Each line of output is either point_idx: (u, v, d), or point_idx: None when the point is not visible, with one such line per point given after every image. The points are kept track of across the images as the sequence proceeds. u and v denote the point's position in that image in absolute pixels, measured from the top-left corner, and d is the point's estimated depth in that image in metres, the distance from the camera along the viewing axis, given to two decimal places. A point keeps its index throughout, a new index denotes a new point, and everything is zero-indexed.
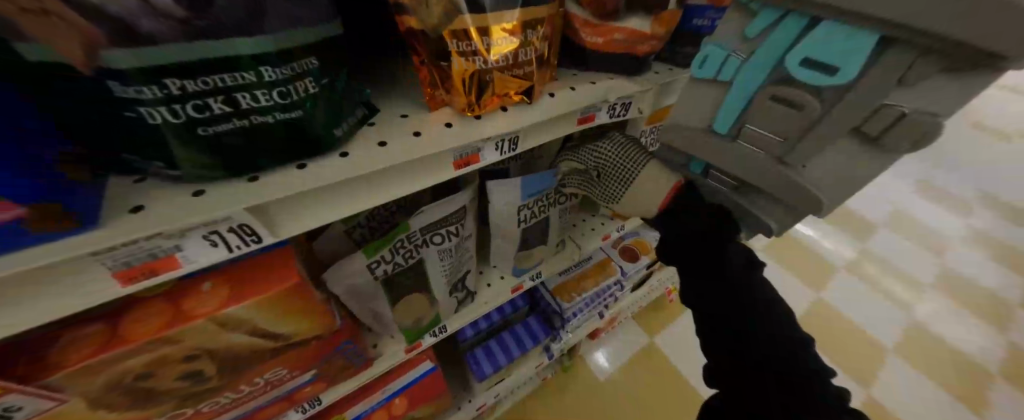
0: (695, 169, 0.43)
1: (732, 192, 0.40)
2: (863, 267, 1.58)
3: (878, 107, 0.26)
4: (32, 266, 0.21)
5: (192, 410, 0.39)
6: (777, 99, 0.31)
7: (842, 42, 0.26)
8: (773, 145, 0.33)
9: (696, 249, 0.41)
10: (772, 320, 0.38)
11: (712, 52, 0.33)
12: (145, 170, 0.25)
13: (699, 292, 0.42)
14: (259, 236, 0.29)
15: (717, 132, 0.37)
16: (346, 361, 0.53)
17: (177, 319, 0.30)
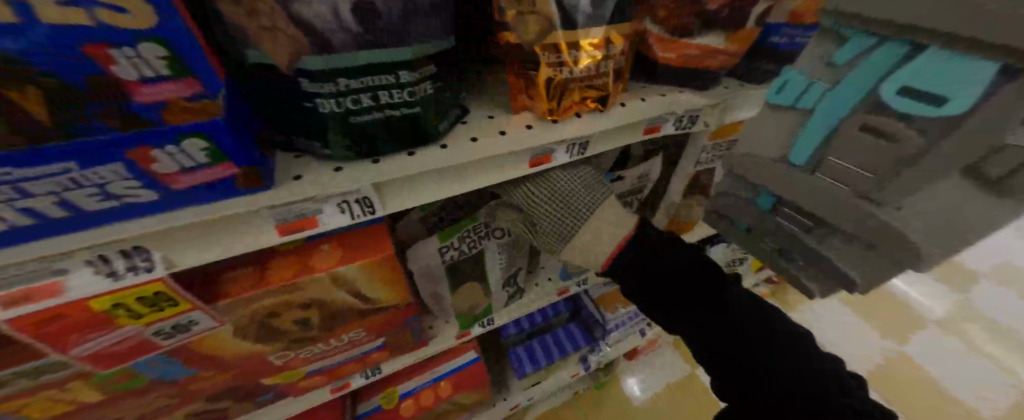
0: (765, 205, 0.43)
1: (806, 235, 0.40)
2: (958, 322, 1.38)
3: (1002, 146, 0.24)
4: (229, 211, 0.28)
5: (293, 353, 0.46)
6: (865, 129, 0.31)
7: (947, 72, 0.25)
8: (862, 180, 0.32)
9: (692, 276, 0.41)
10: (796, 353, 0.35)
11: (793, 78, 0.35)
12: (303, 149, 0.32)
13: (696, 328, 0.39)
14: (374, 208, 0.35)
15: (793, 162, 0.37)
16: (410, 336, 0.59)
17: (304, 269, 0.37)
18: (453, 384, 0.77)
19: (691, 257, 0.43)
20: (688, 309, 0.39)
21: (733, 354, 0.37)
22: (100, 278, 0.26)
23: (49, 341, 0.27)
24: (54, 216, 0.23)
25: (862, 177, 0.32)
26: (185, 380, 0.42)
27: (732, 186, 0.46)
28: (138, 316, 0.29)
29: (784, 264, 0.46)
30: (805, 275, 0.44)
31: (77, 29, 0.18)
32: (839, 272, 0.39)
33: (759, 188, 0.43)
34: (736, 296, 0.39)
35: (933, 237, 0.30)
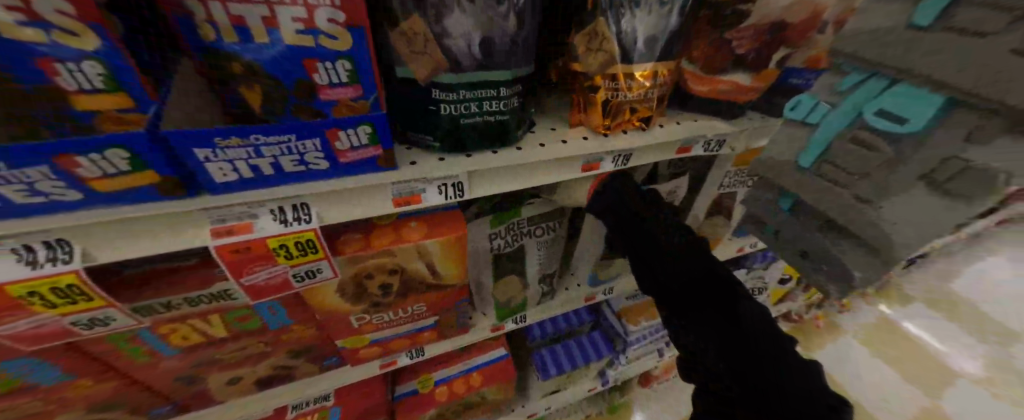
0: (784, 209, 0.50)
1: (818, 236, 0.47)
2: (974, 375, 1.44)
3: (946, 158, 0.33)
4: (376, 182, 0.38)
5: (368, 318, 0.55)
6: (855, 141, 0.39)
7: (911, 98, 0.34)
8: (853, 181, 0.40)
9: (706, 285, 0.48)
10: (800, 374, 0.41)
11: (803, 100, 0.45)
12: (415, 142, 0.42)
13: (711, 332, 0.46)
14: (461, 193, 0.44)
15: (800, 165, 0.46)
16: (457, 319, 0.66)
17: (399, 239, 0.46)
18: (484, 375, 0.82)
19: (706, 265, 0.50)
20: (701, 311, 0.47)
21: (744, 367, 0.42)
22: (275, 224, 0.36)
23: (234, 269, 0.36)
24: (265, 174, 0.33)
25: (847, 174, 0.41)
26: (283, 329, 0.51)
27: (756, 192, 0.54)
28: (290, 257, 0.39)
29: (798, 265, 0.52)
30: (816, 280, 0.50)
31: (306, 49, 0.28)
32: (847, 276, 0.46)
33: (779, 190, 0.50)
34: (749, 309, 0.45)
35: (913, 244, 0.38)
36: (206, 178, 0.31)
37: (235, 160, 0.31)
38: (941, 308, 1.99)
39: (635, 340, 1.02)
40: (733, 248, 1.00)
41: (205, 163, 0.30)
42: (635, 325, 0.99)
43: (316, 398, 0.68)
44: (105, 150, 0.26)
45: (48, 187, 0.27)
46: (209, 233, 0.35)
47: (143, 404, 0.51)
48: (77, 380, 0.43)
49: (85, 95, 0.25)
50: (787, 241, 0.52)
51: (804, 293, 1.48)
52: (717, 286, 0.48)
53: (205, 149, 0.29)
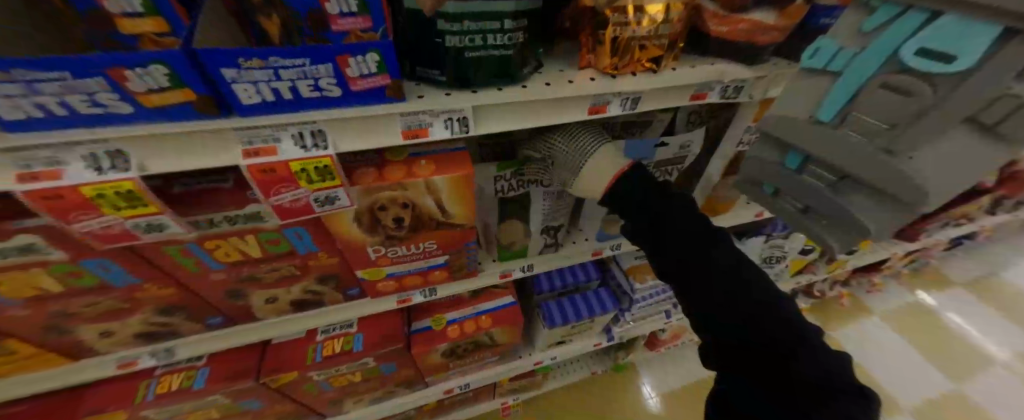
0: (791, 165, 0.46)
1: (826, 188, 0.44)
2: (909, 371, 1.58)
3: (999, 96, 0.29)
4: (388, 111, 0.41)
5: (383, 250, 0.60)
6: (888, 87, 0.34)
7: (958, 30, 0.29)
8: (879, 133, 0.36)
9: (721, 262, 0.47)
10: (814, 355, 0.41)
11: (824, 45, 0.39)
12: (424, 78, 0.44)
13: (723, 315, 0.45)
14: (466, 128, 0.46)
15: (820, 120, 0.40)
16: (464, 262, 0.71)
17: (409, 174, 0.49)
18: (493, 319, 0.87)
19: (719, 243, 0.49)
20: (712, 284, 0.47)
21: (756, 347, 0.43)
22: (296, 148, 0.40)
23: (263, 188, 0.41)
24: (285, 98, 0.36)
25: (875, 125, 0.36)
26: (310, 255, 0.57)
27: (760, 151, 0.49)
28: (310, 181, 0.43)
29: (803, 221, 0.50)
30: (817, 227, 0.49)
31: None
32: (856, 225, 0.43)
33: (788, 148, 0.46)
34: (763, 292, 0.45)
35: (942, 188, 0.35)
36: (234, 99, 0.34)
37: (257, 82, 0.34)
38: (984, 293, 1.88)
39: (642, 298, 1.05)
40: (750, 211, 0.99)
41: (231, 83, 0.33)
42: (641, 282, 1.00)
43: (341, 325, 0.77)
44: (147, 65, 0.29)
45: (105, 99, 0.31)
46: (241, 153, 0.39)
47: (198, 312, 0.60)
48: (143, 284, 0.51)
49: (127, 18, 0.28)
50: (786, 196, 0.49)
51: (827, 266, 1.44)
52: (731, 264, 0.47)
53: (230, 68, 0.32)
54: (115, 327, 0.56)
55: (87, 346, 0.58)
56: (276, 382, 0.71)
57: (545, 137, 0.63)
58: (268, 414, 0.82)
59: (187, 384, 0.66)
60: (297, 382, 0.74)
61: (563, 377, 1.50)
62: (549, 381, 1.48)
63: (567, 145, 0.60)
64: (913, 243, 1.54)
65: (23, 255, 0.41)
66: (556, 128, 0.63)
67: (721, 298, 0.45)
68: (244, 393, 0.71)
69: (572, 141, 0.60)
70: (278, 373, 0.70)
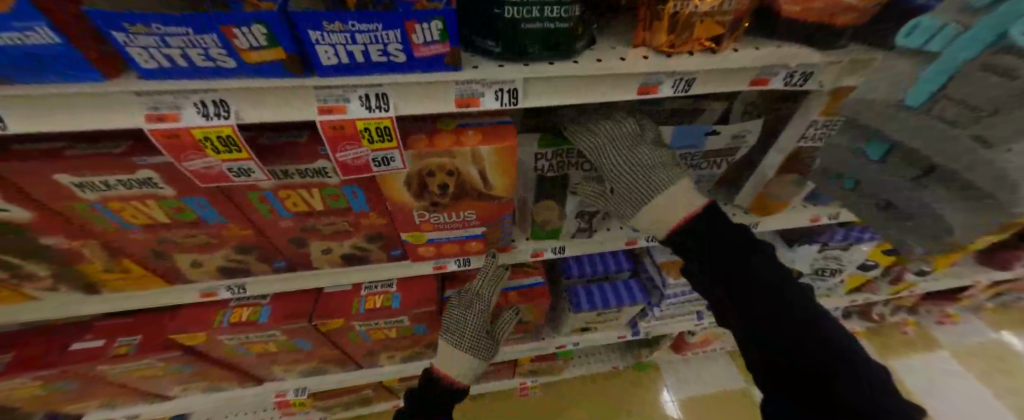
0: (874, 156, 0.48)
1: (909, 181, 0.45)
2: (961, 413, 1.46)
3: None
4: (445, 79, 0.44)
5: (428, 216, 0.64)
6: (990, 70, 0.33)
7: None
8: (973, 120, 0.36)
9: (769, 281, 0.51)
10: (859, 377, 0.42)
11: (925, 23, 0.38)
12: (480, 49, 0.46)
13: (767, 330, 0.48)
14: (515, 100, 0.48)
15: (908, 105, 0.41)
16: (500, 235, 0.75)
17: (457, 143, 0.52)
18: (521, 296, 0.91)
19: (768, 264, 0.53)
20: (758, 301, 0.50)
21: (799, 364, 0.45)
22: (362, 109, 0.44)
23: (331, 143, 0.46)
24: (359, 61, 0.40)
25: (970, 111, 0.36)
26: (363, 214, 0.62)
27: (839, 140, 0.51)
28: (371, 141, 0.47)
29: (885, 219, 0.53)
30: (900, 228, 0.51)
31: None
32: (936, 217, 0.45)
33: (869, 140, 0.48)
34: (807, 314, 0.48)
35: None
36: (316, 60, 0.39)
37: (336, 45, 0.38)
38: None
39: (673, 294, 1.03)
40: (805, 216, 0.92)
41: (316, 45, 0.37)
42: (675, 278, 0.98)
43: (383, 284, 0.84)
44: (251, 24, 0.34)
45: (216, 54, 0.36)
46: (316, 110, 0.43)
47: (267, 254, 0.68)
48: (228, 223, 0.59)
49: None
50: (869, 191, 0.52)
51: (890, 287, 1.31)
52: (778, 283, 0.51)
53: (316, 31, 0.36)
54: (203, 259, 0.65)
55: (181, 274, 0.69)
56: (324, 326, 0.80)
57: (620, 153, 0.59)
58: (316, 354, 0.92)
59: (253, 317, 0.76)
60: (343, 329, 0.82)
61: (583, 365, 1.51)
62: (570, 369, 1.50)
63: (639, 175, 0.58)
64: (1004, 272, 1.36)
65: (142, 188, 0.49)
66: (635, 148, 0.59)
67: (767, 315, 0.48)
68: (297, 332, 0.80)
69: (645, 173, 0.57)
70: (327, 319, 0.78)
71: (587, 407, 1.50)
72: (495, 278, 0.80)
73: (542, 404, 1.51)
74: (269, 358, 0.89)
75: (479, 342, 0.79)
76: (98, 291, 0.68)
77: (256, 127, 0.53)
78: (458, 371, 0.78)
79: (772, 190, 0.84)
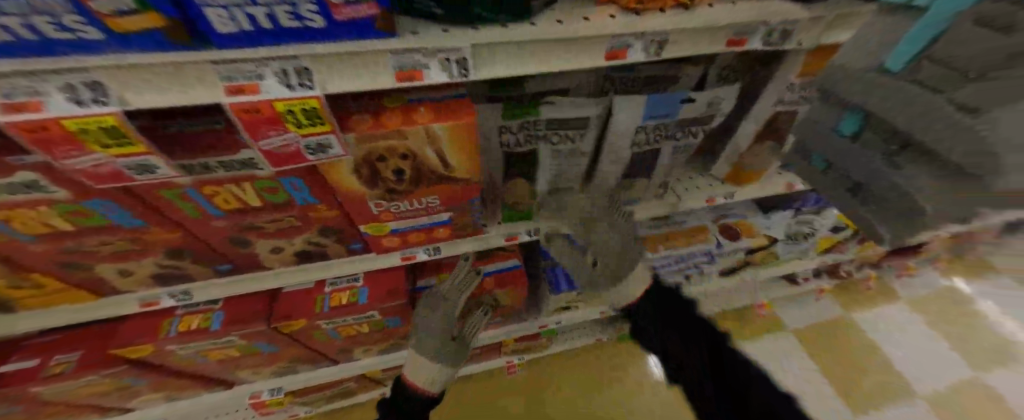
0: (846, 132, 0.43)
1: (882, 158, 0.40)
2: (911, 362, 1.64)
3: None
4: (373, 48, 0.37)
5: (386, 205, 0.58)
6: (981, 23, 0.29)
7: None
8: (953, 79, 0.31)
9: (700, 328, 0.65)
10: (759, 378, 0.57)
11: None
12: (420, 11, 0.38)
13: (701, 364, 0.61)
14: (468, 72, 0.43)
15: (890, 69, 0.37)
16: (469, 219, 0.70)
17: (408, 121, 0.46)
18: (497, 280, 0.88)
19: (700, 318, 0.67)
20: (696, 342, 0.63)
21: (727, 391, 0.57)
22: (282, 87, 0.37)
23: (249, 129, 0.39)
24: (264, 27, 0.32)
25: (954, 72, 0.31)
26: (309, 208, 0.56)
27: (817, 113, 0.47)
28: (299, 126, 0.40)
29: (857, 206, 0.47)
30: (871, 213, 0.46)
31: None
32: (908, 203, 0.39)
33: (846, 111, 0.42)
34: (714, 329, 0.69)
35: None
36: (207, 25, 0.31)
37: (231, 6, 0.29)
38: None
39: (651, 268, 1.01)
40: (780, 183, 0.91)
41: (204, 7, 0.29)
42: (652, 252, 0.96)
43: (348, 279, 0.79)
44: None
45: (72, 22, 0.27)
46: (224, 90, 0.36)
47: (207, 257, 0.61)
48: (150, 227, 0.52)
49: None
50: (841, 171, 0.47)
51: (858, 247, 1.35)
52: (709, 330, 0.65)
53: None
54: (132, 267, 0.58)
55: (110, 285, 0.61)
56: (285, 328, 0.74)
57: None
58: (283, 355, 0.87)
59: (204, 324, 0.70)
60: (307, 329, 0.77)
61: (566, 341, 1.53)
62: (555, 345, 1.52)
63: None
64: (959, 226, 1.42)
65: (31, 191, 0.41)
66: None
67: (702, 355, 0.62)
68: (257, 336, 0.75)
69: None
70: (288, 319, 0.73)
71: (571, 381, 1.53)
72: (464, 283, 0.81)
73: (527, 381, 1.53)
74: (230, 363, 0.83)
75: (448, 344, 0.77)
76: (13, 309, 0.60)
77: (168, 112, 0.44)
78: (425, 376, 0.74)
79: (747, 160, 0.82)
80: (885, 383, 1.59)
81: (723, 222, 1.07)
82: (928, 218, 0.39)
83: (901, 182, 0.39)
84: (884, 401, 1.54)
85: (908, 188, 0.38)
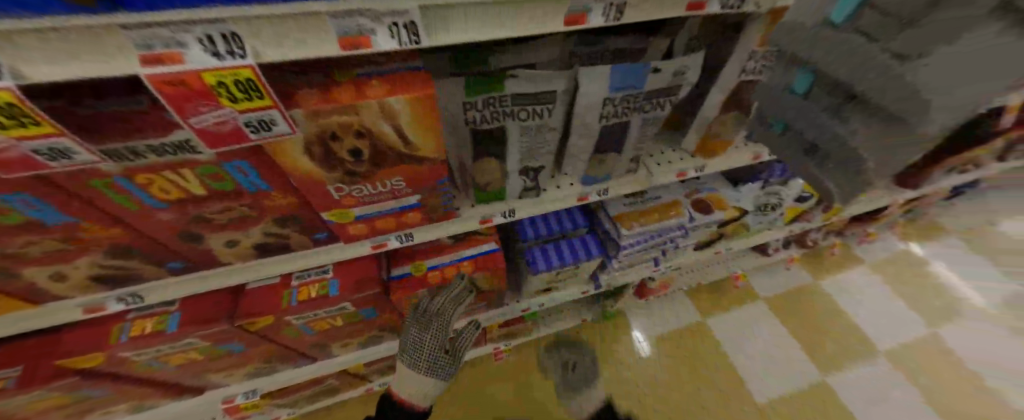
0: (797, 91, 0.44)
1: (826, 113, 0.42)
2: (874, 324, 1.74)
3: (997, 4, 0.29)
4: (308, 9, 0.33)
5: (347, 190, 0.55)
6: None
7: None
8: (891, 28, 0.33)
9: None
10: None
11: None
12: None
13: None
14: (418, 39, 0.41)
15: (831, 22, 0.37)
16: (439, 201, 0.68)
17: (360, 95, 0.43)
18: (474, 264, 0.86)
19: None
20: None
21: None
22: (207, 55, 0.33)
23: (175, 105, 0.35)
24: None
25: (891, 20, 0.33)
26: (262, 195, 0.52)
27: (771, 78, 0.47)
28: (234, 101, 0.37)
29: (806, 162, 0.48)
30: (819, 170, 0.47)
31: None
32: (856, 156, 0.41)
33: (795, 70, 0.43)
34: None
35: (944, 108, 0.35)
36: None
37: None
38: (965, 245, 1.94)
39: (629, 244, 1.00)
40: (748, 154, 0.93)
41: None
42: (628, 229, 0.97)
43: (317, 271, 0.75)
44: None
45: None
46: (139, 60, 0.32)
47: (153, 256, 0.57)
48: (82, 223, 0.47)
49: None
50: (793, 133, 0.48)
51: (823, 215, 1.40)
52: None
53: None
54: (66, 271, 0.53)
55: (44, 291, 0.56)
56: (250, 326, 0.71)
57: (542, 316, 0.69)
58: (253, 355, 0.84)
59: (158, 327, 0.65)
60: (275, 326, 0.74)
61: (552, 326, 1.54)
62: (541, 328, 1.53)
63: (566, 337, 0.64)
64: (913, 191, 1.50)
65: None
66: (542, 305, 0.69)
67: None
68: (220, 337, 0.71)
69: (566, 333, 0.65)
70: (253, 316, 0.69)
71: (558, 362, 1.58)
72: (459, 297, 0.85)
73: (514, 367, 1.56)
74: (195, 368, 0.80)
75: (440, 361, 0.80)
76: None
77: (75, 87, 0.39)
78: (413, 389, 0.78)
79: (714, 131, 0.82)
80: (849, 345, 1.68)
81: (695, 197, 1.08)
82: (868, 168, 0.42)
83: (844, 133, 0.41)
84: (848, 362, 1.64)
85: (850, 137, 0.41)
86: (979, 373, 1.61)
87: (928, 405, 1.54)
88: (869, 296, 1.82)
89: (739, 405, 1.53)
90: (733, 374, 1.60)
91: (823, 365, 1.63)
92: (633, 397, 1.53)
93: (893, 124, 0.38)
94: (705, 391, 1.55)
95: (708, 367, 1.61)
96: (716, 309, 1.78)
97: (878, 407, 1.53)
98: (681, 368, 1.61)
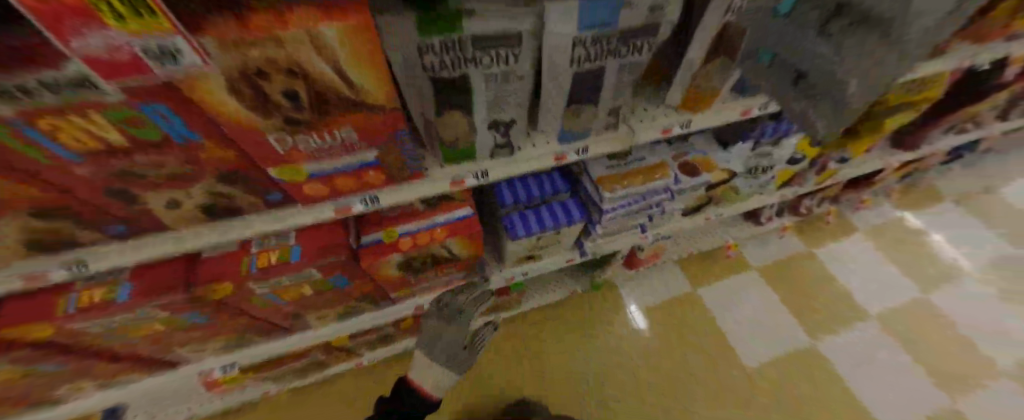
0: (783, 12, 0.56)
1: (818, 30, 0.52)
2: (864, 289, 1.74)
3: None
4: None
5: (292, 142, 0.51)
6: None
7: None
8: None
9: None
10: None
11: None
12: None
13: None
14: None
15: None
16: (402, 158, 0.64)
17: (281, 22, 0.35)
18: (449, 230, 0.82)
19: None
20: None
21: None
22: None
23: (51, 26, 0.28)
24: None
25: None
26: (195, 146, 0.48)
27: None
28: (121, 18, 0.29)
29: (788, 91, 0.63)
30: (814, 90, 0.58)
31: None
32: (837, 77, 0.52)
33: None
34: None
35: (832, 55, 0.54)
36: None
37: None
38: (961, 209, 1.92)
39: (612, 208, 0.97)
40: (736, 109, 0.88)
41: None
42: (610, 192, 0.92)
43: (278, 238, 0.72)
44: None
45: None
46: None
47: (88, 219, 0.53)
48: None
49: None
50: (795, 58, 0.57)
51: (816, 178, 1.36)
52: None
53: None
54: None
55: None
56: (211, 294, 0.68)
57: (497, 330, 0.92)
58: (222, 326, 0.82)
59: (109, 297, 0.62)
60: (238, 294, 0.71)
61: (540, 298, 1.53)
62: (530, 300, 1.52)
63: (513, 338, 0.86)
64: (910, 153, 1.46)
65: None
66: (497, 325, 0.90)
67: None
68: (179, 307, 0.68)
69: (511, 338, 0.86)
70: (213, 283, 0.67)
71: (548, 333, 1.59)
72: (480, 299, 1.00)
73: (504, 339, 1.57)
74: (161, 340, 0.78)
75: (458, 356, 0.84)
76: None
77: None
78: (435, 380, 0.81)
79: (699, 82, 0.77)
80: (839, 312, 1.68)
81: (682, 159, 1.04)
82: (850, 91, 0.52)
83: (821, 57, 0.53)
84: (837, 327, 1.64)
85: (835, 59, 0.51)
86: (964, 334, 1.62)
87: (915, 367, 1.55)
88: (860, 262, 1.81)
89: (727, 369, 1.55)
90: (721, 340, 1.61)
91: (809, 329, 1.64)
92: (627, 368, 1.53)
93: (868, 34, 0.46)
94: (692, 356, 1.57)
95: (697, 333, 1.62)
96: (707, 278, 1.77)
97: (862, 369, 1.55)
98: (669, 336, 1.61)
